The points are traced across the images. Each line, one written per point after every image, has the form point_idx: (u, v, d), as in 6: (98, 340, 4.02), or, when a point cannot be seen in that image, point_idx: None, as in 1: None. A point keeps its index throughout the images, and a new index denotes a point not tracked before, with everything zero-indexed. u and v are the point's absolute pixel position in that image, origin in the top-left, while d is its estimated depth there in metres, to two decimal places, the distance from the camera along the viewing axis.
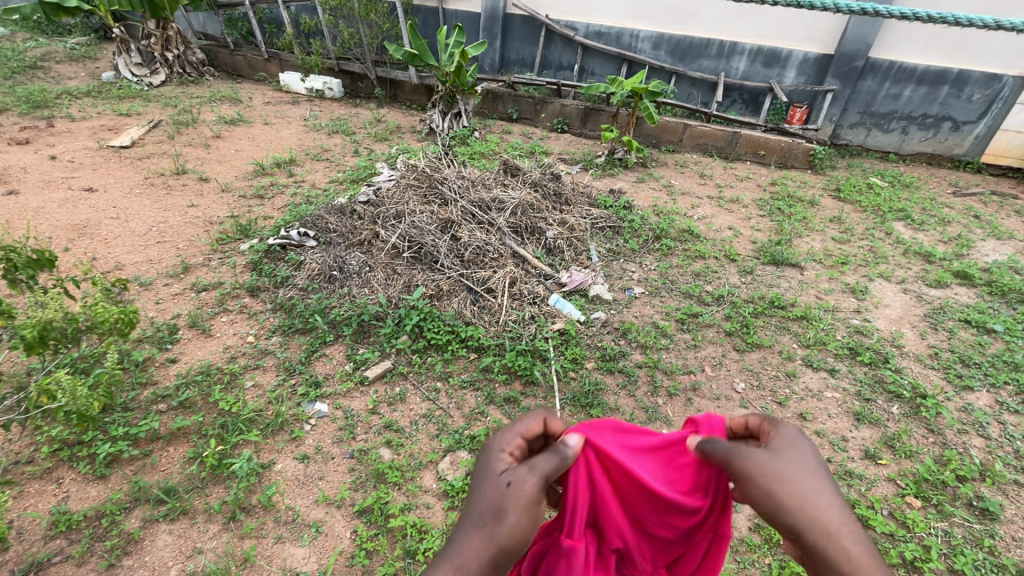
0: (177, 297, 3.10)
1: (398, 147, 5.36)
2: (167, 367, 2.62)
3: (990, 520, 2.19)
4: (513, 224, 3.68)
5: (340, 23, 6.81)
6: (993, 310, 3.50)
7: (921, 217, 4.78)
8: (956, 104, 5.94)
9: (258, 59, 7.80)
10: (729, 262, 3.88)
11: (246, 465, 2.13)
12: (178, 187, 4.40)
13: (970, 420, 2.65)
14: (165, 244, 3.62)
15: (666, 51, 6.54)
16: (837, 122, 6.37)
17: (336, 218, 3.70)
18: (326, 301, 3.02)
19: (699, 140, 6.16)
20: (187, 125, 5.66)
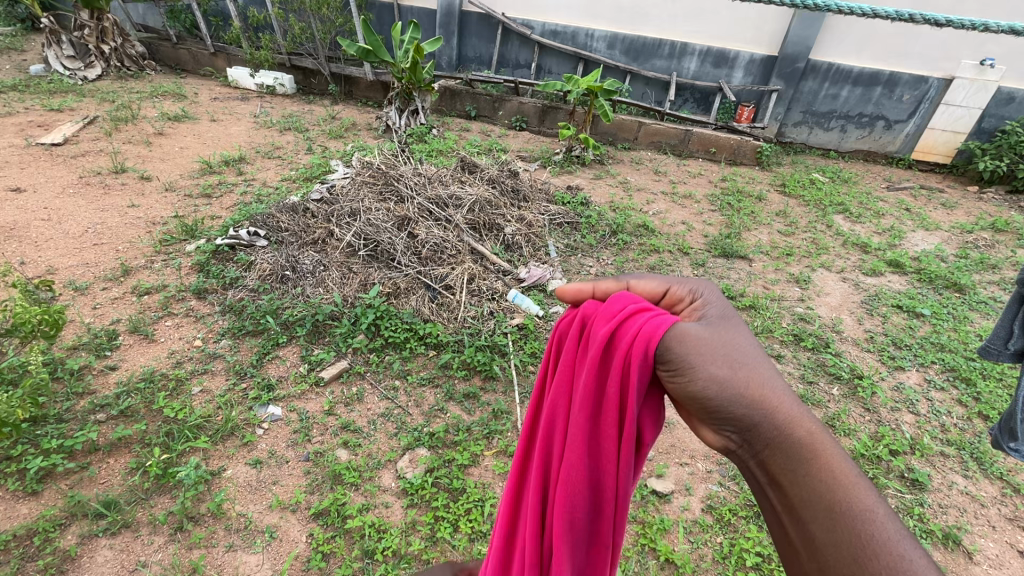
0: (117, 302, 2.94)
1: (353, 144, 5.25)
2: (106, 375, 2.49)
3: (920, 490, 2.35)
4: (471, 220, 3.67)
5: (290, 17, 6.61)
6: (922, 295, 3.75)
7: (858, 210, 5.07)
8: (888, 104, 6.32)
9: (204, 53, 7.46)
10: (682, 256, 4.00)
11: (193, 472, 2.05)
12: (117, 186, 4.17)
13: (901, 398, 2.84)
14: (102, 246, 3.43)
15: (620, 51, 6.68)
16: (782, 121, 6.68)
17: (289, 217, 3.59)
18: (279, 301, 2.93)
19: (653, 138, 6.31)
20: (127, 122, 5.37)
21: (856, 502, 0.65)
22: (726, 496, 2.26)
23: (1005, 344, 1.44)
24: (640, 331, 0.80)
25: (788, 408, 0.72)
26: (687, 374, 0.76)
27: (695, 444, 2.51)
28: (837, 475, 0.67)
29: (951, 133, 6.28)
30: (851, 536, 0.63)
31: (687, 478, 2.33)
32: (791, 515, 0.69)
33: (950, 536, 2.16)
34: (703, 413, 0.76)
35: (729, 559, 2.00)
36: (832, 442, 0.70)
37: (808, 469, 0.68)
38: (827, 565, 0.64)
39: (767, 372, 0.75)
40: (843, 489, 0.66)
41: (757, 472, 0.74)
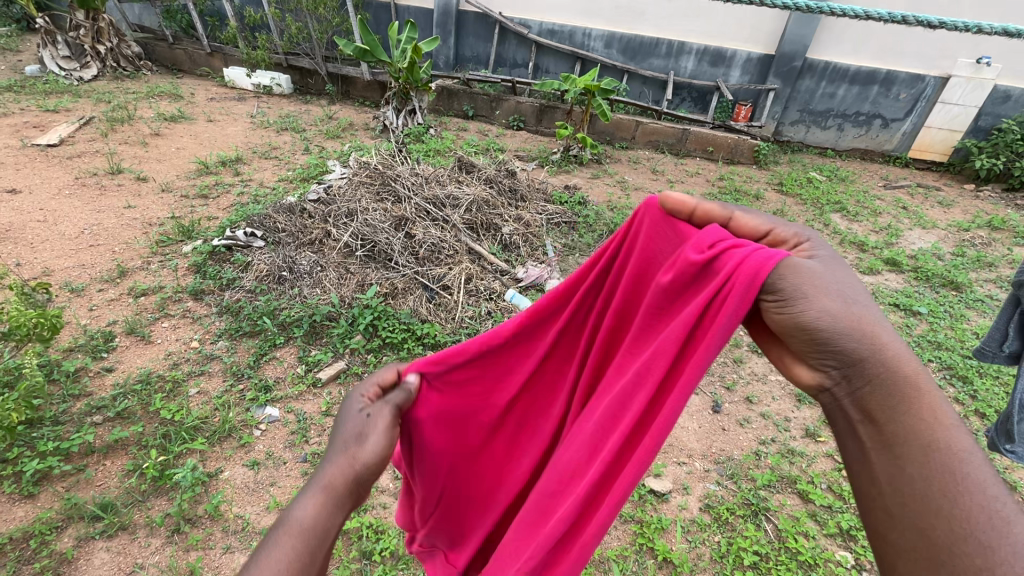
0: (113, 303, 2.93)
1: (350, 145, 5.24)
2: (103, 377, 2.49)
3: None
4: (468, 220, 3.66)
5: (287, 17, 6.60)
6: (919, 294, 3.76)
7: (855, 209, 5.07)
8: (885, 102, 6.33)
9: (200, 53, 7.43)
10: None
11: (190, 474, 2.04)
12: (113, 188, 4.15)
13: None
14: (98, 248, 3.41)
15: (618, 50, 6.67)
16: (779, 119, 6.69)
17: (285, 217, 3.58)
18: (276, 302, 2.93)
19: (651, 137, 6.31)
20: (123, 122, 5.35)
21: (953, 443, 0.66)
22: (724, 495, 2.26)
23: (1001, 346, 1.32)
24: (744, 263, 0.80)
25: (893, 346, 0.72)
26: (797, 307, 0.76)
27: (693, 443, 2.51)
28: (935, 416, 0.68)
29: (947, 132, 6.29)
30: (944, 468, 0.65)
31: (684, 477, 2.34)
32: (882, 449, 0.71)
33: None
34: (806, 343, 0.76)
35: (726, 558, 2.00)
36: (932, 386, 0.70)
37: (910, 409, 0.69)
38: (915, 496, 0.67)
39: (879, 319, 0.74)
40: (941, 429, 0.67)
41: (847, 408, 0.75)
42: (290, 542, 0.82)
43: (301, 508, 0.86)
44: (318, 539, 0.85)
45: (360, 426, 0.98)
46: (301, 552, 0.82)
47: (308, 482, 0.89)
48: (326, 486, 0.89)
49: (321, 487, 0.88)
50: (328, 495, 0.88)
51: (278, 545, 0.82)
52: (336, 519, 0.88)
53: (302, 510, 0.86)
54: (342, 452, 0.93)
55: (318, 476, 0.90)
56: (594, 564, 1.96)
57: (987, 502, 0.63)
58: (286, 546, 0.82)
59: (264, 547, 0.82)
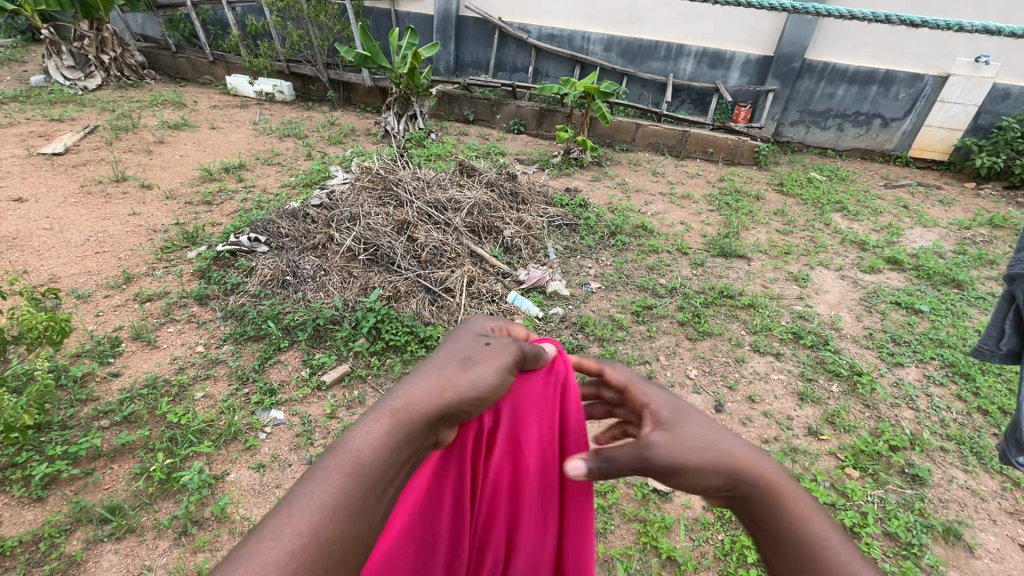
0: (119, 309, 2.96)
1: (352, 150, 5.28)
2: (109, 382, 2.51)
3: (921, 484, 2.36)
4: (470, 223, 3.69)
5: (289, 24, 6.66)
6: (920, 292, 3.76)
7: (856, 208, 5.09)
8: (885, 102, 6.35)
9: (203, 62, 7.50)
10: (680, 256, 4.02)
11: (197, 477, 2.06)
12: (118, 195, 4.20)
13: (901, 394, 2.85)
14: (103, 254, 3.45)
15: (617, 53, 6.71)
16: (779, 120, 6.71)
17: (289, 223, 3.61)
18: (280, 306, 2.95)
19: (651, 139, 6.34)
20: (127, 130, 5.40)
21: (813, 528, 0.82)
22: None
23: (997, 344, 1.45)
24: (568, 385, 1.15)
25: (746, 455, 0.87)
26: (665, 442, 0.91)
27: None
28: (793, 505, 0.84)
29: (947, 131, 6.30)
30: (808, 561, 0.79)
31: None
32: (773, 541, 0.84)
33: (952, 530, 2.17)
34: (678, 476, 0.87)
35: (730, 556, 2.00)
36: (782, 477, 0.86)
37: (770, 505, 0.84)
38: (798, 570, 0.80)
39: (731, 443, 0.88)
40: (798, 515, 0.83)
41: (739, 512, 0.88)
42: (340, 471, 0.74)
43: (357, 436, 0.78)
44: (372, 478, 0.76)
45: (463, 354, 0.95)
46: (349, 486, 0.74)
47: (374, 407, 0.83)
48: (394, 413, 0.83)
49: (389, 413, 0.82)
50: (393, 425, 0.81)
51: (328, 475, 0.73)
52: (396, 462, 0.79)
53: (359, 439, 0.78)
54: (425, 383, 0.88)
55: (392, 399, 0.85)
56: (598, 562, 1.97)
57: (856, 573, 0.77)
58: (335, 478, 0.73)
59: (311, 472, 0.73)
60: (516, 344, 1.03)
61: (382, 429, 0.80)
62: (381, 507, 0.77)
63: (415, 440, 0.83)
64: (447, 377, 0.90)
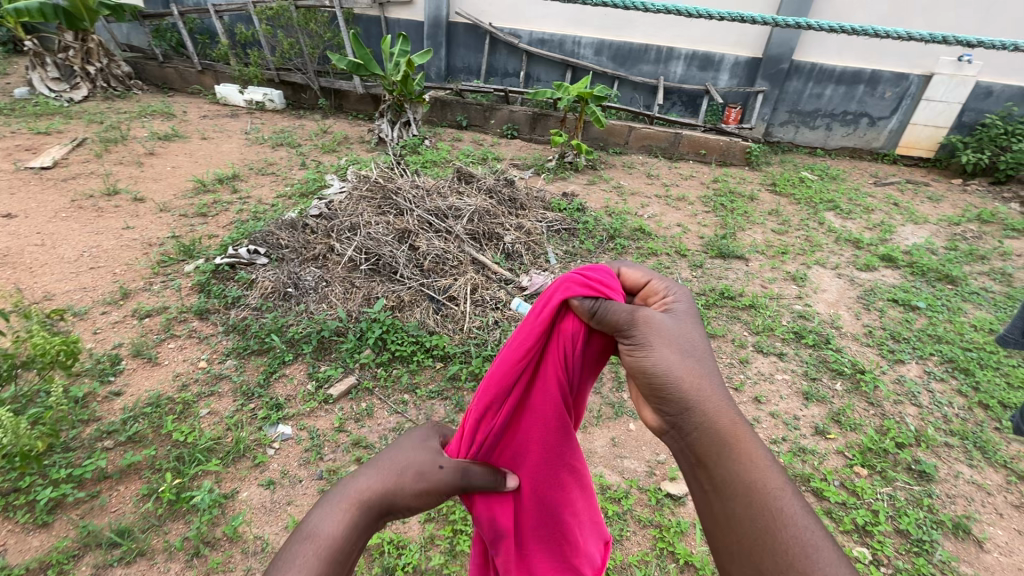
0: (117, 325, 2.91)
1: (347, 158, 5.26)
2: (111, 401, 2.46)
3: (928, 480, 2.39)
4: (471, 231, 3.68)
5: (279, 33, 6.63)
6: (916, 288, 3.82)
7: (849, 207, 5.15)
8: (872, 101, 6.45)
9: (191, 71, 7.44)
10: (680, 258, 4.04)
11: (208, 496, 2.03)
12: (110, 209, 4.13)
13: (903, 390, 2.89)
14: (99, 270, 3.39)
15: (608, 57, 6.76)
16: (769, 121, 6.79)
17: (288, 234, 3.58)
18: (282, 319, 2.92)
19: (644, 142, 6.38)
20: (117, 142, 5.33)
21: (768, 482, 0.67)
22: None
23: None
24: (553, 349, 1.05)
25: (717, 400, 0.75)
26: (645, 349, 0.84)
27: None
28: (754, 461, 0.69)
29: (932, 128, 6.42)
30: (754, 512, 0.65)
31: None
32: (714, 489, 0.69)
33: (960, 525, 2.19)
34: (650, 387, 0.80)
35: None
36: (748, 433, 0.72)
37: (722, 450, 0.70)
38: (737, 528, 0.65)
39: (707, 368, 0.79)
40: (756, 468, 0.68)
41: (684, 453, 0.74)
42: (311, 556, 0.78)
43: (325, 520, 0.82)
44: (339, 559, 0.80)
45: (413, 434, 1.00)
46: (318, 573, 0.77)
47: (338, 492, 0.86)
48: (360, 498, 0.85)
49: (349, 498, 0.85)
50: (360, 508, 0.85)
51: (296, 560, 0.77)
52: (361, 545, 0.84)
53: (326, 524, 0.81)
54: (382, 470, 0.90)
55: (351, 483, 0.87)
56: (616, 570, 1.96)
57: (812, 555, 0.61)
58: (309, 562, 0.77)
59: (283, 559, 0.77)
60: (458, 447, 1.01)
61: (342, 512, 0.83)
62: None
63: (371, 520, 0.85)
64: (400, 461, 0.92)
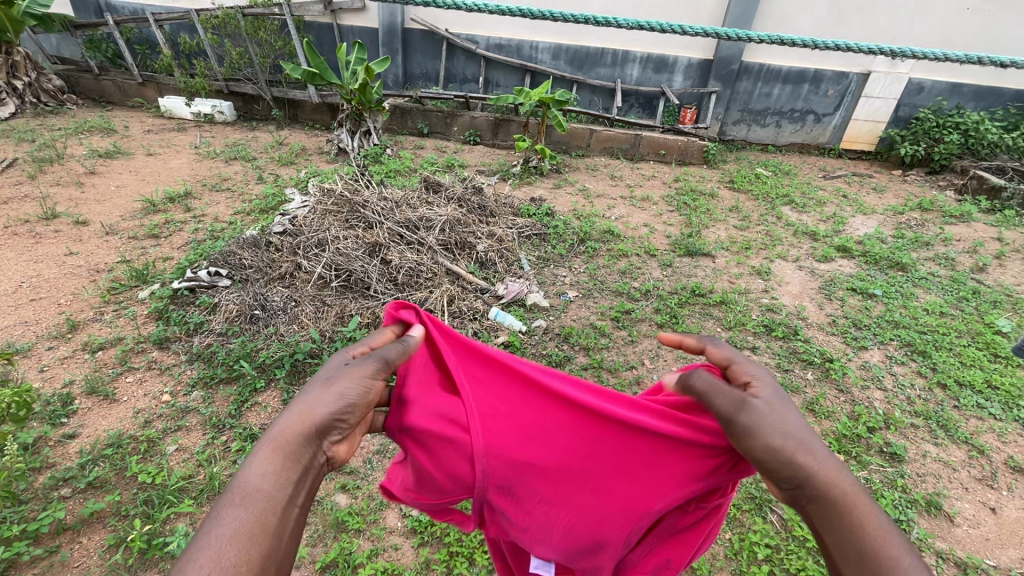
0: (67, 361, 2.70)
1: (306, 171, 5.09)
2: (65, 445, 2.27)
3: (899, 462, 2.50)
4: (443, 241, 3.63)
5: (226, 42, 6.36)
6: (871, 277, 4.01)
7: (803, 200, 5.38)
8: (816, 99, 6.78)
9: (131, 84, 7.04)
10: (649, 258, 4.11)
11: (183, 541, 1.89)
12: (50, 234, 3.84)
13: (869, 375, 3.02)
14: (41, 301, 3.14)
15: (565, 61, 6.83)
16: (722, 120, 7.03)
17: (251, 253, 3.42)
18: (251, 344, 2.79)
19: (606, 144, 6.47)
20: (52, 162, 4.96)
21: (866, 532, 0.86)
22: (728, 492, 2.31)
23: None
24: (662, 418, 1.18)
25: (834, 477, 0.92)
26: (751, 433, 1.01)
27: None
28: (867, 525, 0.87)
29: (873, 123, 6.79)
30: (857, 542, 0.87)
31: None
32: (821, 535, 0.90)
33: (932, 502, 2.30)
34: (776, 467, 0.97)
35: (741, 555, 2.04)
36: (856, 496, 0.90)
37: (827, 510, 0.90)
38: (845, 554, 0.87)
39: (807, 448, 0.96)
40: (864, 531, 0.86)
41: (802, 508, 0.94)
42: (242, 508, 0.81)
43: (249, 474, 0.86)
44: (268, 504, 0.83)
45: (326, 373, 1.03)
46: (255, 518, 0.81)
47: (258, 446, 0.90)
48: (282, 441, 0.91)
49: (270, 444, 0.90)
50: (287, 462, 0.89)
51: (224, 517, 0.80)
52: (294, 487, 0.87)
53: (252, 477, 0.85)
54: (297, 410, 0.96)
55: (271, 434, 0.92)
56: None
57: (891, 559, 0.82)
58: (234, 512, 0.81)
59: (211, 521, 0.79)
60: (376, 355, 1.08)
61: (262, 461, 0.87)
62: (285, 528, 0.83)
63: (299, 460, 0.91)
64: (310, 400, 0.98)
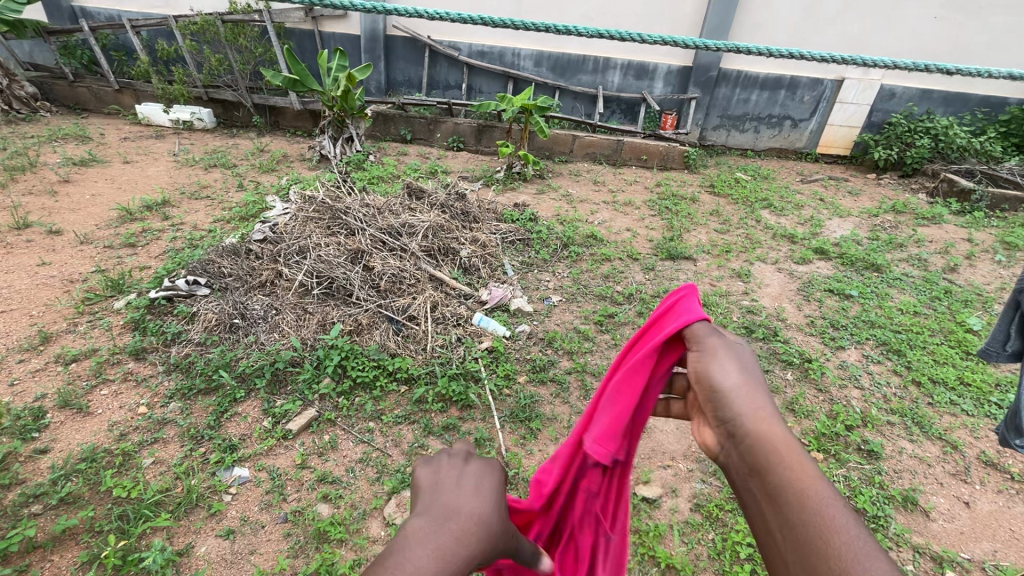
0: (39, 375, 2.62)
1: (288, 178, 5.04)
2: (36, 460, 2.21)
3: (876, 459, 2.55)
4: (426, 247, 3.62)
5: (205, 48, 6.30)
6: (848, 278, 4.10)
7: (781, 204, 5.49)
8: (793, 105, 6.93)
9: (107, 91, 6.93)
10: (632, 262, 4.15)
11: (159, 556, 1.85)
12: (22, 244, 3.74)
13: (847, 374, 3.08)
14: (11, 313, 3.05)
15: (547, 68, 6.88)
16: (702, 126, 7.14)
17: (231, 261, 3.38)
18: (231, 353, 2.75)
19: (588, 149, 6.53)
20: (24, 170, 4.85)
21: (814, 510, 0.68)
22: (711, 493, 2.33)
23: (1003, 345, 1.38)
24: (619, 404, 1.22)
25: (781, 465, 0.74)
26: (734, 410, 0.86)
27: (673, 445, 2.57)
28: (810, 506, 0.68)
29: (847, 128, 6.95)
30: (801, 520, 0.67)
31: (672, 479, 2.39)
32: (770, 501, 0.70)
33: (909, 498, 2.35)
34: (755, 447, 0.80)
35: (724, 555, 2.06)
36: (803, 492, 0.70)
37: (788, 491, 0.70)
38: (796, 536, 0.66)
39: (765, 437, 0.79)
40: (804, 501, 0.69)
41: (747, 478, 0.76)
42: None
43: (413, 555, 0.71)
44: None
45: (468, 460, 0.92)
46: None
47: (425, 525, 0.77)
48: (444, 526, 0.77)
49: (431, 530, 0.76)
50: (452, 554, 0.74)
51: None
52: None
53: (415, 561, 0.71)
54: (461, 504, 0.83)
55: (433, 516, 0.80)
56: None
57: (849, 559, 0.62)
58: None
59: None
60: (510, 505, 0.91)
61: (424, 544, 0.74)
62: None
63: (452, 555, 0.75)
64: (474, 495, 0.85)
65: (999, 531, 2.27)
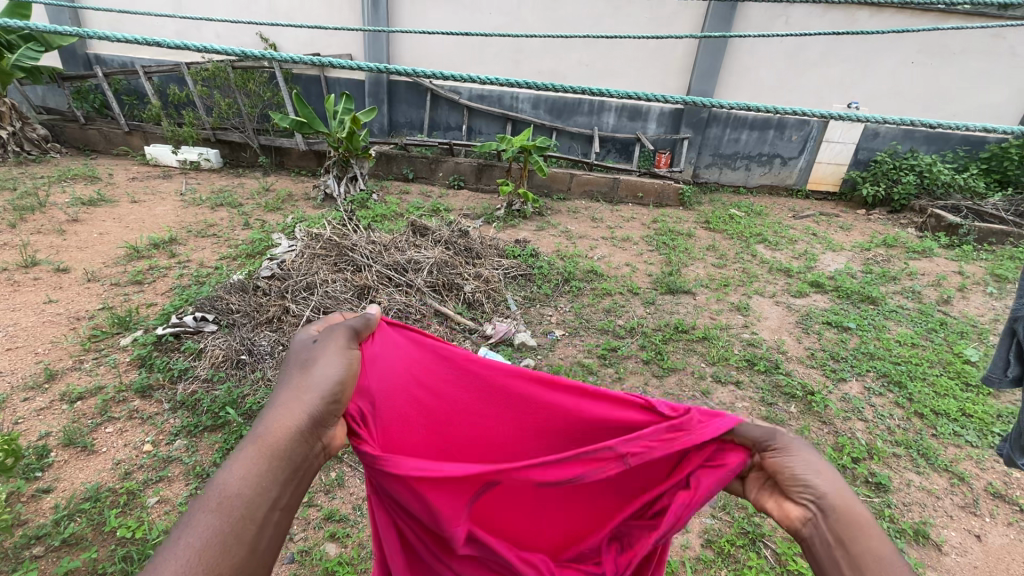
0: (43, 413, 2.61)
1: (293, 216, 5.14)
2: (39, 500, 2.18)
3: (884, 491, 2.55)
4: (430, 282, 3.70)
5: (215, 93, 6.55)
6: (844, 310, 4.18)
7: (775, 239, 5.63)
8: (781, 144, 7.18)
9: (117, 132, 7.12)
10: (633, 296, 4.22)
11: None
12: (29, 282, 3.78)
13: (850, 407, 3.10)
14: (15, 351, 3.05)
15: (545, 110, 7.16)
16: (695, 164, 7.38)
17: (238, 297, 3.42)
18: (238, 390, 2.76)
19: (585, 187, 6.71)
20: (33, 211, 4.92)
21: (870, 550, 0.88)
22: (721, 527, 2.31)
23: (1004, 371, 1.37)
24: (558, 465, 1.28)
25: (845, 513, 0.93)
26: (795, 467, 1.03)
27: None
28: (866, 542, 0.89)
29: (834, 166, 7.21)
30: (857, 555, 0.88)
31: (680, 515, 2.37)
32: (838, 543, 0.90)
33: (920, 531, 2.33)
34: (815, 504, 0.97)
35: None
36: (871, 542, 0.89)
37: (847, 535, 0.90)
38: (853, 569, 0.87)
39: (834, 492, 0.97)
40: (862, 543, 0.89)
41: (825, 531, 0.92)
42: (218, 508, 0.76)
43: (229, 476, 0.80)
44: (250, 507, 0.78)
45: (302, 358, 1.03)
46: (235, 528, 0.76)
47: (241, 444, 0.85)
48: (264, 441, 0.86)
49: (258, 442, 0.85)
50: (271, 456, 0.85)
51: (196, 521, 0.74)
52: (277, 490, 0.82)
53: (232, 481, 0.79)
54: (283, 402, 0.93)
55: (256, 429, 0.87)
56: None
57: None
58: (205, 518, 0.75)
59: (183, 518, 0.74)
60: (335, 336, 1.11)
61: (245, 462, 0.82)
62: (266, 530, 0.79)
63: (286, 458, 0.86)
64: (299, 387, 0.96)
65: (1012, 565, 2.25)
